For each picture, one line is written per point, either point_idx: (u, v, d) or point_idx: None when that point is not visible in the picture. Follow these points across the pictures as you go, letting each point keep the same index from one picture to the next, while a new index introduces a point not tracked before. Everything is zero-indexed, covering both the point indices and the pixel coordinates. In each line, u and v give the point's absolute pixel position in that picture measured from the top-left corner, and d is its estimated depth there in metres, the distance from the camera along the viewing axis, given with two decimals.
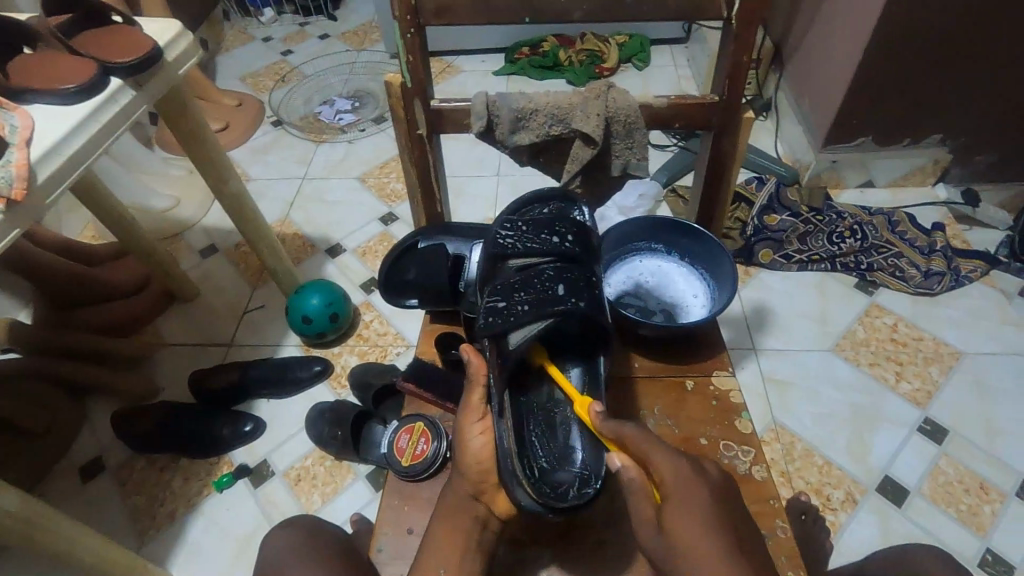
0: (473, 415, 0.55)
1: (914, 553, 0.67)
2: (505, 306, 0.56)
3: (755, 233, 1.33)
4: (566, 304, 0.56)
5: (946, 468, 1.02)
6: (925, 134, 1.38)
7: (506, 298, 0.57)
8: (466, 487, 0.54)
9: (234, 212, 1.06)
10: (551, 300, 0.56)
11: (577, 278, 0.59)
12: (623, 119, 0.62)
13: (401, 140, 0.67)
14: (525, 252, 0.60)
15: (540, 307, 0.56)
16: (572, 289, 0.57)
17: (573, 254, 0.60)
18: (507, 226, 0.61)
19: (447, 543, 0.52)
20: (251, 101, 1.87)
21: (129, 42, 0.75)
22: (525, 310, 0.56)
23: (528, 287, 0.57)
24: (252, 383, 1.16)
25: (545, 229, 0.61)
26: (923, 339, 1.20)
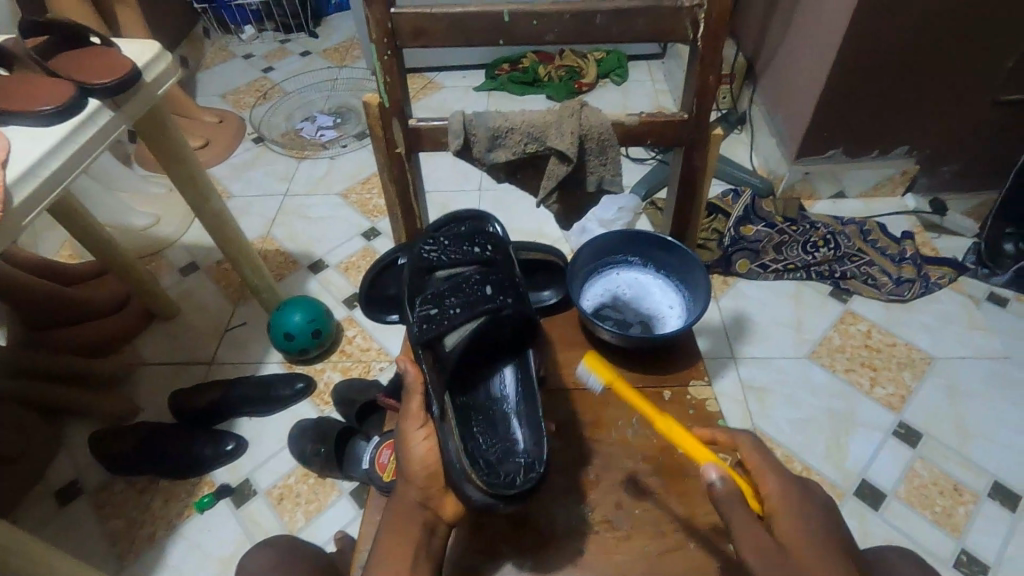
0: (411, 427, 0.56)
1: (887, 554, 0.69)
2: (437, 312, 0.59)
3: (731, 244, 1.36)
4: (497, 299, 0.60)
5: (920, 471, 1.05)
6: (891, 146, 1.43)
7: (438, 305, 0.60)
8: (408, 493, 0.54)
9: (215, 229, 1.05)
10: (480, 300, 0.60)
11: (502, 277, 0.63)
12: (597, 137, 0.63)
13: (380, 157, 0.68)
14: (452, 263, 0.64)
15: (472, 305, 0.60)
16: (499, 288, 0.61)
17: (496, 259, 0.64)
18: (429, 242, 0.65)
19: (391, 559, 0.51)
20: (232, 117, 1.87)
21: (108, 63, 0.75)
22: (458, 312, 0.60)
23: (458, 291, 0.61)
24: (236, 402, 1.15)
25: (466, 241, 0.65)
26: (896, 344, 1.23)
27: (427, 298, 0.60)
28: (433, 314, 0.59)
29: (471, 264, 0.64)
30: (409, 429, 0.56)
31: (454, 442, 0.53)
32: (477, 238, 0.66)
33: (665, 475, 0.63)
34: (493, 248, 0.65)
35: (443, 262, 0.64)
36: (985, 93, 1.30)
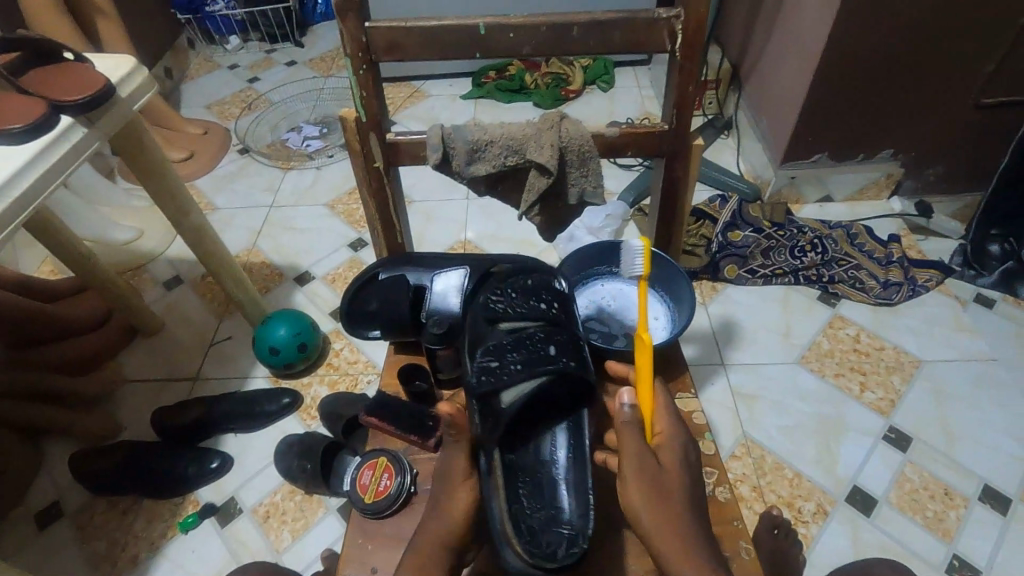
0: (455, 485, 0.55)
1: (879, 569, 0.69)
2: (499, 367, 0.56)
3: (719, 250, 1.36)
4: (563, 361, 0.56)
5: (911, 476, 1.05)
6: (876, 149, 1.43)
7: (498, 359, 0.56)
8: (430, 541, 0.51)
9: (196, 244, 1.04)
10: (543, 360, 0.56)
11: (566, 337, 0.59)
12: (577, 149, 0.63)
13: (359, 172, 0.67)
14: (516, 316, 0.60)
15: (536, 365, 0.56)
16: (561, 348, 0.57)
17: (562, 319, 0.61)
18: (496, 293, 0.62)
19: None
20: (217, 129, 1.86)
21: (80, 79, 0.74)
22: (517, 370, 0.56)
23: (521, 347, 0.57)
24: (220, 418, 1.13)
25: (533, 295, 0.62)
26: (884, 348, 1.23)
27: (488, 350, 0.57)
28: (490, 367, 0.56)
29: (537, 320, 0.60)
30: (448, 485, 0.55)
31: (497, 500, 0.52)
32: (545, 293, 0.62)
33: None
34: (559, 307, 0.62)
35: (507, 314, 0.60)
36: (967, 96, 1.31)
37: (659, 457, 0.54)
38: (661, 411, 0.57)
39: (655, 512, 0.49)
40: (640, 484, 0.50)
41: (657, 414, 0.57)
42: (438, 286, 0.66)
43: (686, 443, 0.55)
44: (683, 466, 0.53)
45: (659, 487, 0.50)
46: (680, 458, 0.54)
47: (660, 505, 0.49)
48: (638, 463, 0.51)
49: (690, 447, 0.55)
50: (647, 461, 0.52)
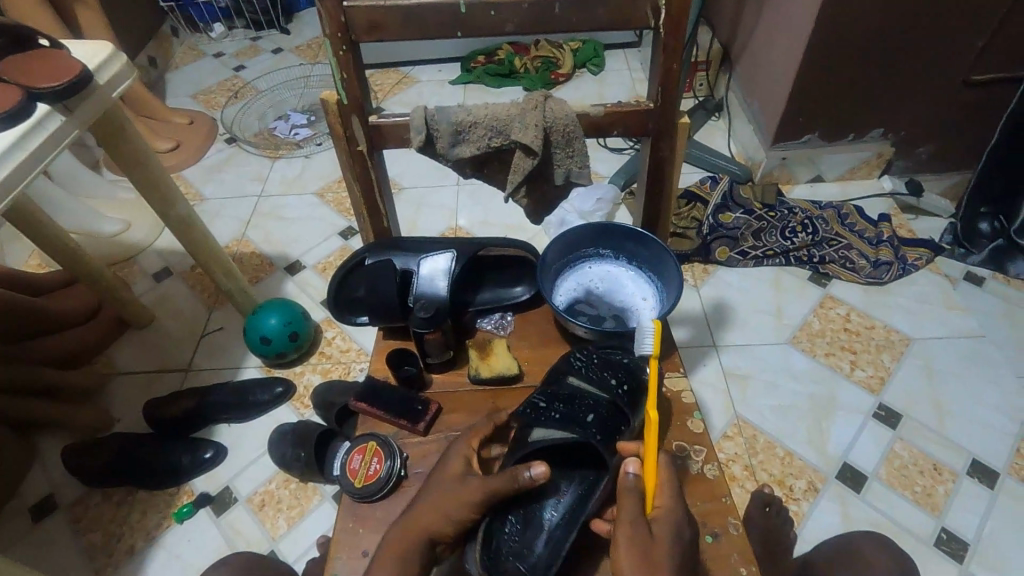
0: (462, 485, 0.55)
1: (862, 545, 0.69)
2: (540, 408, 0.60)
3: (710, 232, 1.35)
4: (591, 431, 0.58)
5: (901, 452, 1.06)
6: (866, 129, 1.43)
7: (548, 401, 0.61)
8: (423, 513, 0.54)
9: (182, 234, 1.03)
10: (580, 421, 0.58)
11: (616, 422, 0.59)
12: (563, 129, 0.62)
13: (342, 157, 0.66)
14: (587, 379, 0.63)
15: (571, 421, 0.59)
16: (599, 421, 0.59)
17: (622, 404, 0.60)
18: (583, 353, 0.65)
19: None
20: (203, 118, 1.83)
21: (55, 65, 0.72)
22: (556, 417, 0.59)
23: (571, 403, 0.60)
24: (212, 408, 1.13)
25: (610, 369, 0.63)
26: (875, 327, 1.24)
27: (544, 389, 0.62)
28: (530, 412, 0.60)
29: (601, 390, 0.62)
30: (453, 482, 0.55)
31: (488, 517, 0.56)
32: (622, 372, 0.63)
33: None
34: (627, 390, 0.62)
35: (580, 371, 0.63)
36: (957, 73, 1.30)
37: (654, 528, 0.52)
38: (666, 482, 0.55)
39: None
40: (630, 556, 0.50)
41: (661, 484, 0.55)
42: (424, 271, 0.66)
43: (686, 520, 0.53)
44: (676, 542, 0.51)
45: (647, 558, 0.49)
46: (674, 533, 0.52)
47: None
48: (628, 536, 0.51)
49: (687, 521, 0.53)
50: (639, 531, 0.51)
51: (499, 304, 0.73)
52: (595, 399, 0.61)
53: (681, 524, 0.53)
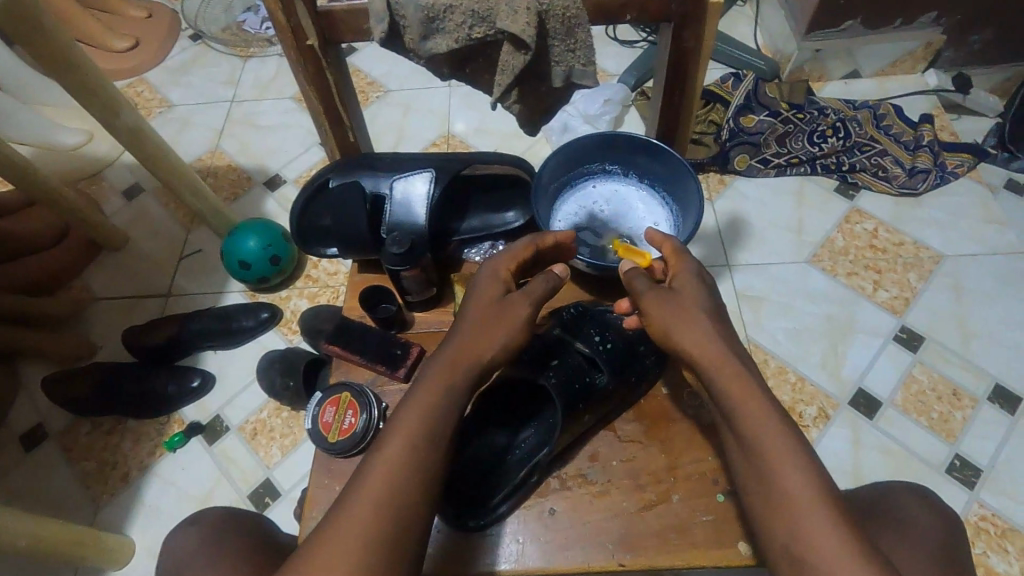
0: (507, 309, 0.52)
1: (904, 501, 0.60)
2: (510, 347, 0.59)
3: (730, 138, 1.21)
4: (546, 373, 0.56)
5: (919, 376, 1.00)
6: (917, 13, 1.24)
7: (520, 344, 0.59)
8: (462, 355, 0.49)
9: (135, 149, 0.91)
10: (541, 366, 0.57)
11: (576, 376, 0.57)
12: (563, 13, 0.49)
13: (289, 57, 0.53)
14: (569, 333, 0.60)
15: (536, 364, 0.57)
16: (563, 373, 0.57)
17: (602, 360, 0.59)
18: (573, 308, 0.63)
19: (410, 424, 0.46)
20: (162, 11, 1.62)
21: None
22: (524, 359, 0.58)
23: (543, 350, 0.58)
24: (195, 336, 1.07)
25: (592, 328, 0.61)
26: (903, 243, 1.14)
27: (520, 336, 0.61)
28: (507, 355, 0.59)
29: (577, 348, 0.59)
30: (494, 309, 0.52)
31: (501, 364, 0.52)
32: (601, 334, 0.61)
33: (644, 420, 0.61)
34: (609, 349, 0.60)
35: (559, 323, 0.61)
36: None
37: (675, 284, 0.54)
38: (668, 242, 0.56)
39: (688, 334, 0.50)
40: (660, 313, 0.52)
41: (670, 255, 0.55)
42: (398, 193, 0.57)
43: (701, 271, 0.54)
44: (699, 285, 0.53)
45: (676, 310, 0.51)
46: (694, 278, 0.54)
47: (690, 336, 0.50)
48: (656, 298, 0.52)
49: (703, 268, 0.55)
50: (664, 297, 0.52)
51: (489, 232, 0.64)
52: (566, 353, 0.58)
53: (694, 267, 0.55)
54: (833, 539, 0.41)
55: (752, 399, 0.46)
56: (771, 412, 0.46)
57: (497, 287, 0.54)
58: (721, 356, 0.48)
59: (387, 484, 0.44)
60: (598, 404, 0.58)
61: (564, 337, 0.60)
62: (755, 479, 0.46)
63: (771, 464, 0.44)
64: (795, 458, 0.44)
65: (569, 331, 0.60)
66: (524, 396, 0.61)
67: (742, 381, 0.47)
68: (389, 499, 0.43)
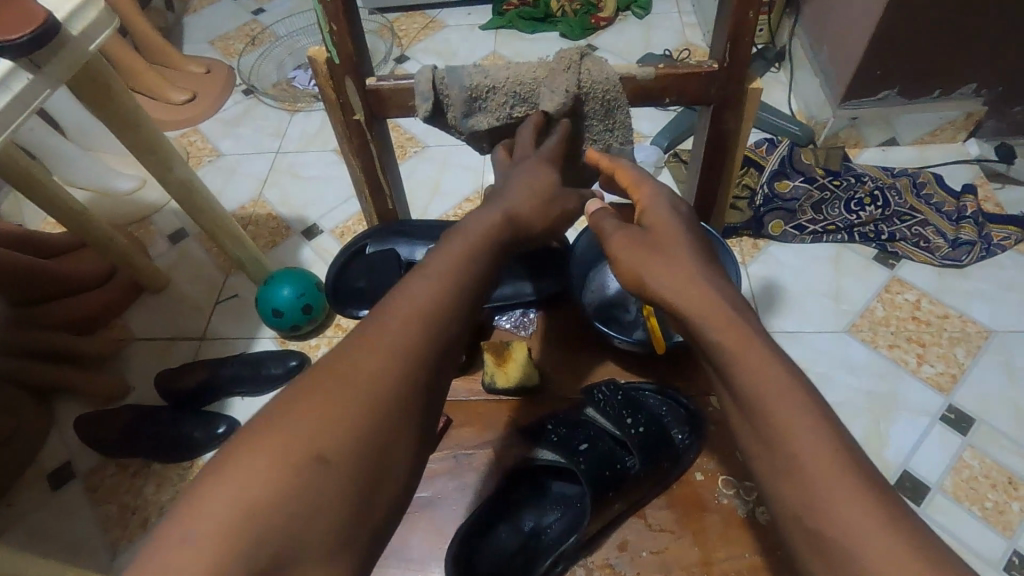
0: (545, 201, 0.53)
1: None
2: (547, 429, 0.63)
3: (764, 203, 1.21)
4: (576, 460, 0.58)
5: (970, 462, 0.94)
6: (957, 84, 1.23)
7: (558, 428, 0.63)
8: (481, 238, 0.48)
9: (184, 200, 0.95)
10: (572, 447, 0.59)
11: (604, 457, 0.58)
12: (602, 97, 0.54)
13: (337, 130, 0.56)
14: (602, 414, 0.62)
15: (566, 445, 0.60)
16: (594, 454, 0.59)
17: (633, 442, 0.59)
18: (606, 386, 0.64)
19: (418, 295, 0.43)
20: (220, 67, 1.73)
21: (15, 12, 0.62)
22: (558, 438, 0.62)
23: (577, 433, 0.61)
24: (225, 381, 1.09)
25: (626, 409, 0.62)
26: (948, 317, 1.09)
27: (559, 420, 0.64)
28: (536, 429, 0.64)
29: (607, 432, 0.62)
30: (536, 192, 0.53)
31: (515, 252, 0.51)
32: (635, 415, 0.61)
33: None
34: (642, 433, 0.60)
35: (593, 404, 0.63)
36: None
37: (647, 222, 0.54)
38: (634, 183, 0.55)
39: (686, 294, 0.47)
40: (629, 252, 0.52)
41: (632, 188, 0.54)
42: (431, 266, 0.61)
43: (666, 198, 0.54)
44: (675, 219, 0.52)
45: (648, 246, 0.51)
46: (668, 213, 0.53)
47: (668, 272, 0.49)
48: (642, 255, 0.51)
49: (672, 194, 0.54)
50: (635, 234, 0.53)
51: (519, 301, 0.76)
52: (596, 437, 0.61)
53: (666, 202, 0.54)
54: (863, 510, 0.36)
55: (761, 366, 0.43)
56: (792, 387, 0.41)
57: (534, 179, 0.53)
58: (734, 326, 0.45)
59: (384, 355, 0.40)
60: (626, 492, 0.59)
61: (598, 419, 0.63)
62: (757, 441, 0.42)
63: (781, 417, 0.40)
64: (810, 420, 0.40)
65: (602, 414, 0.62)
66: (556, 478, 0.65)
67: (763, 359, 0.43)
68: (392, 364, 0.40)
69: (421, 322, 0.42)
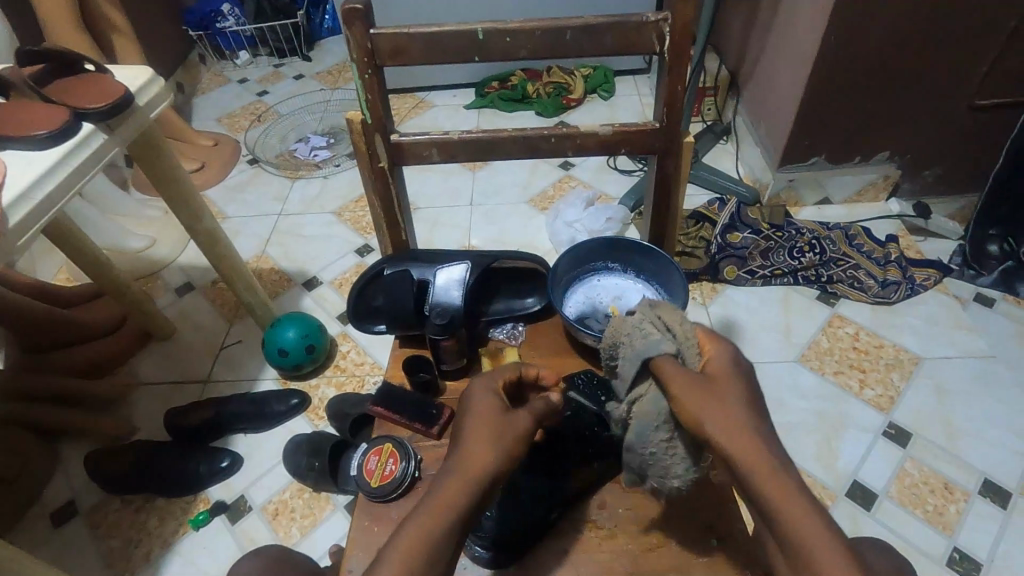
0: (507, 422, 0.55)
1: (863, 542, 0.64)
2: None
3: (719, 251, 1.38)
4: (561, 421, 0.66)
5: (911, 470, 1.05)
6: (873, 152, 1.45)
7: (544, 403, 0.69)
8: (475, 469, 0.51)
9: (208, 247, 1.07)
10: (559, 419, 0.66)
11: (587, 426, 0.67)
12: (677, 323, 0.53)
13: (364, 174, 0.71)
14: (584, 394, 0.70)
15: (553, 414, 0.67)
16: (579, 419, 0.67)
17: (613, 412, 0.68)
18: (584, 373, 0.73)
19: (432, 500, 0.50)
20: (227, 140, 1.91)
21: (99, 88, 0.77)
22: None
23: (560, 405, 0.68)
24: (231, 418, 1.16)
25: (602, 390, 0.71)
26: (883, 346, 1.24)
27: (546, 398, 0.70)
28: None
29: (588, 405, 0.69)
30: (495, 420, 0.55)
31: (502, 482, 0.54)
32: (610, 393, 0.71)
33: None
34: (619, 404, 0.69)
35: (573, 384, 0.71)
36: (960, 98, 1.32)
37: (708, 370, 0.51)
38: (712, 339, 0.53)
39: (719, 420, 0.47)
40: (692, 401, 0.48)
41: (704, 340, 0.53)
42: (440, 279, 0.71)
43: (733, 353, 0.53)
44: (735, 375, 0.51)
45: (705, 391, 0.49)
46: (734, 366, 0.52)
47: (714, 416, 0.47)
48: (701, 396, 0.48)
49: (736, 352, 0.53)
50: (697, 378, 0.50)
51: (512, 315, 0.79)
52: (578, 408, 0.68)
53: (733, 356, 0.53)
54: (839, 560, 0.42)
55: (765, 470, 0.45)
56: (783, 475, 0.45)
57: (496, 399, 0.57)
58: (750, 446, 0.46)
59: (415, 552, 0.47)
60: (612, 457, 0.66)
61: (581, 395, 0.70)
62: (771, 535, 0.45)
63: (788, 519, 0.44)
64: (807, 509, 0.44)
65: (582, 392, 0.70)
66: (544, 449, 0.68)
67: (775, 478, 0.45)
68: (424, 552, 0.47)
69: (442, 519, 0.49)
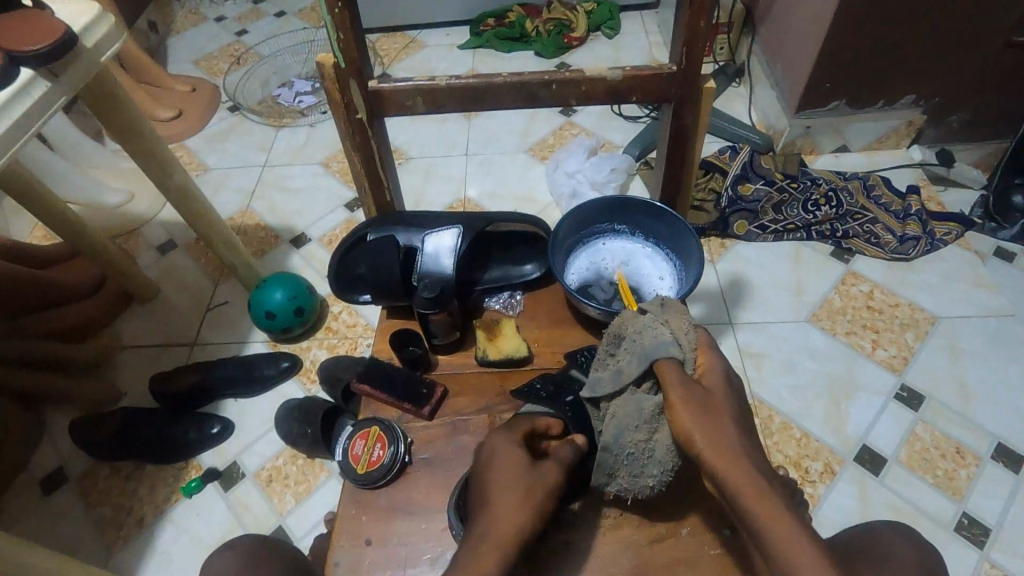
0: (535, 478, 0.50)
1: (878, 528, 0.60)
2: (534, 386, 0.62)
3: (729, 204, 1.30)
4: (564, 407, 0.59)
5: (922, 434, 1.02)
6: (898, 95, 1.35)
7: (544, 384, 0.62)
8: (503, 535, 0.46)
9: (181, 205, 0.99)
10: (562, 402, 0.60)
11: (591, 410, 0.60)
12: (682, 329, 0.53)
13: (341, 127, 0.63)
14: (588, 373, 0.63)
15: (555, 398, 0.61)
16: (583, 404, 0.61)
17: None
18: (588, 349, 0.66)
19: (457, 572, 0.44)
20: (205, 85, 1.78)
21: (36, 27, 0.67)
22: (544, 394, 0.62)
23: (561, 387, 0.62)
24: (218, 383, 1.12)
25: None
26: (899, 305, 1.19)
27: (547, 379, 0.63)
28: (524, 389, 0.63)
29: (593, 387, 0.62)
30: (521, 477, 0.50)
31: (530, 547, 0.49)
32: None
33: None
34: None
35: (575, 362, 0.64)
36: (999, 35, 1.21)
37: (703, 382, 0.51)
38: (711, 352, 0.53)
39: (706, 433, 0.46)
40: (688, 414, 0.47)
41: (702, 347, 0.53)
42: (429, 247, 0.65)
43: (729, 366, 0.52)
44: (727, 387, 0.50)
45: (705, 405, 0.48)
46: (727, 377, 0.51)
47: (708, 431, 0.46)
48: (702, 413, 0.47)
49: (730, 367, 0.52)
50: (695, 391, 0.49)
51: (508, 283, 0.73)
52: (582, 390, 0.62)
53: (727, 369, 0.52)
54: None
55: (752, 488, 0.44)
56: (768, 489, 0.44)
57: (518, 452, 0.52)
58: (739, 464, 0.45)
59: None
60: None
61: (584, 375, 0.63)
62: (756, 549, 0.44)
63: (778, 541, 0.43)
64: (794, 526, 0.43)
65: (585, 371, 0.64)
66: None
67: (761, 495, 0.44)
68: None
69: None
